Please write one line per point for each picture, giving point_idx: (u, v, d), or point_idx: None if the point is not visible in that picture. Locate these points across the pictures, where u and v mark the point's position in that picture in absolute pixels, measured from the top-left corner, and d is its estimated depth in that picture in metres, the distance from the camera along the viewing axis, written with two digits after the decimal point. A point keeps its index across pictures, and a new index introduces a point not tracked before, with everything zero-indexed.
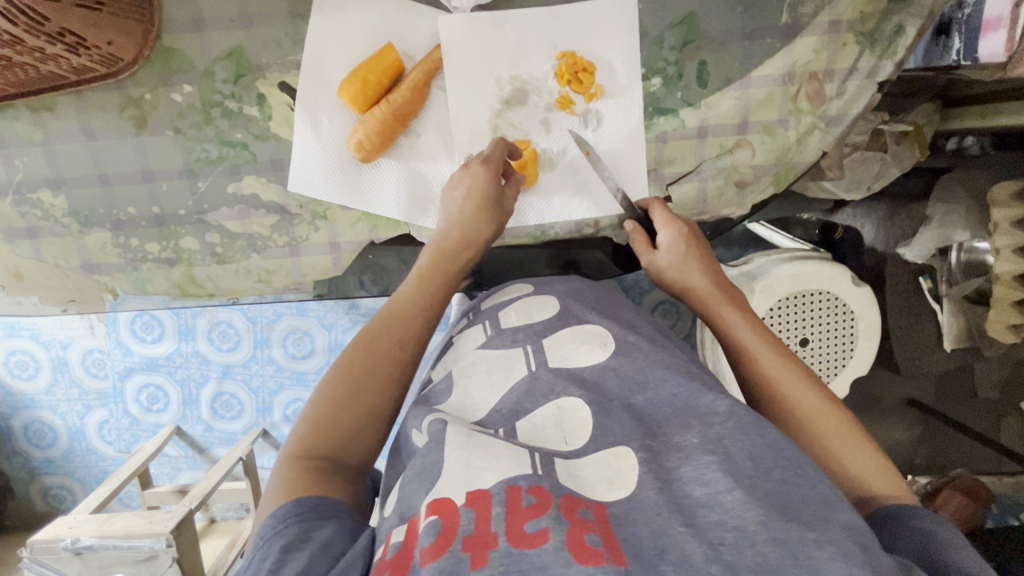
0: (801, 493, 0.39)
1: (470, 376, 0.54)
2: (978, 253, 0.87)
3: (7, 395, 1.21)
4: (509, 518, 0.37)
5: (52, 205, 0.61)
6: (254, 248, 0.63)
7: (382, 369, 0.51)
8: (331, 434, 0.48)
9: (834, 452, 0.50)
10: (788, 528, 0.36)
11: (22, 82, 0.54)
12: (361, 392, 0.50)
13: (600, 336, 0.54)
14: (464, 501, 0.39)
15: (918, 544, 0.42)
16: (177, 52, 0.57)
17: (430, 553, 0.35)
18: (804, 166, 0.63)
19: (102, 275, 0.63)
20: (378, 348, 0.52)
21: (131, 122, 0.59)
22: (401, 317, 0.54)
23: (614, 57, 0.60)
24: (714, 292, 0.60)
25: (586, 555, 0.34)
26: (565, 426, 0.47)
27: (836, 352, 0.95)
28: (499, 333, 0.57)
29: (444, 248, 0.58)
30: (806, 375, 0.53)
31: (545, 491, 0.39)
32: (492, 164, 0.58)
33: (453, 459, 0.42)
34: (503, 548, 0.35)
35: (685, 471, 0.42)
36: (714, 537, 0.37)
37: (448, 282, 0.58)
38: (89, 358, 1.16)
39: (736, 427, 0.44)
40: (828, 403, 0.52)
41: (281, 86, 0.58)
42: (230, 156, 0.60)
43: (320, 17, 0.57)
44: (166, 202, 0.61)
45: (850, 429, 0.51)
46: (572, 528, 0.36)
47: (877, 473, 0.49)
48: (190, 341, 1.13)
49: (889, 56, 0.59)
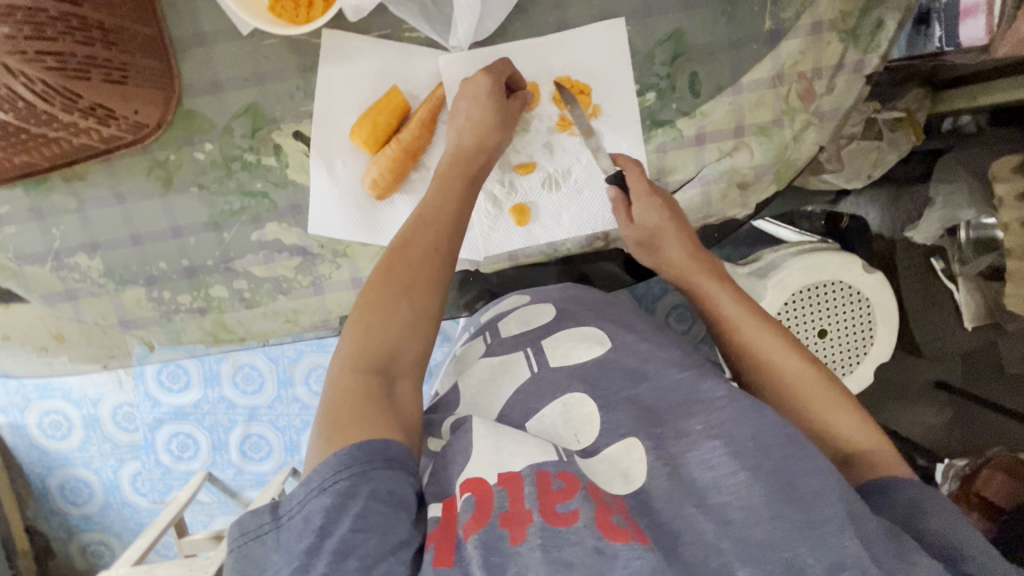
0: (797, 466, 0.44)
1: (478, 386, 0.59)
2: (987, 229, 0.91)
3: (43, 455, 1.24)
4: (542, 498, 0.42)
5: (88, 267, 0.64)
6: (280, 290, 0.65)
7: (426, 278, 0.54)
8: (384, 348, 0.51)
9: (820, 415, 0.57)
10: (788, 510, 0.42)
11: (57, 156, 0.58)
12: (409, 295, 0.53)
13: (597, 338, 0.59)
14: (496, 481, 0.44)
15: (903, 515, 0.48)
16: (197, 113, 0.60)
17: (471, 527, 0.41)
18: (803, 162, 0.64)
19: (139, 329, 0.66)
20: (420, 257, 0.55)
21: (158, 182, 0.62)
22: (437, 235, 0.56)
23: (609, 77, 0.62)
24: (691, 265, 0.65)
25: (615, 533, 0.40)
26: (574, 423, 0.52)
27: (857, 341, 0.96)
28: (499, 341, 0.62)
29: (456, 158, 0.60)
30: (790, 343, 0.61)
31: (571, 475, 0.44)
32: (495, 74, 0.59)
33: (483, 443, 0.47)
34: (538, 523, 0.41)
35: (692, 456, 0.47)
36: (723, 516, 0.42)
37: (468, 187, 0.60)
38: (119, 412, 1.19)
39: (737, 410, 0.48)
40: (815, 369, 0.59)
41: (296, 135, 0.61)
42: (252, 206, 0.63)
43: (327, 68, 0.60)
44: (194, 254, 0.64)
45: (833, 395, 0.57)
46: (599, 508, 0.42)
47: (858, 431, 0.56)
48: (216, 386, 1.16)
49: (873, 50, 0.61)
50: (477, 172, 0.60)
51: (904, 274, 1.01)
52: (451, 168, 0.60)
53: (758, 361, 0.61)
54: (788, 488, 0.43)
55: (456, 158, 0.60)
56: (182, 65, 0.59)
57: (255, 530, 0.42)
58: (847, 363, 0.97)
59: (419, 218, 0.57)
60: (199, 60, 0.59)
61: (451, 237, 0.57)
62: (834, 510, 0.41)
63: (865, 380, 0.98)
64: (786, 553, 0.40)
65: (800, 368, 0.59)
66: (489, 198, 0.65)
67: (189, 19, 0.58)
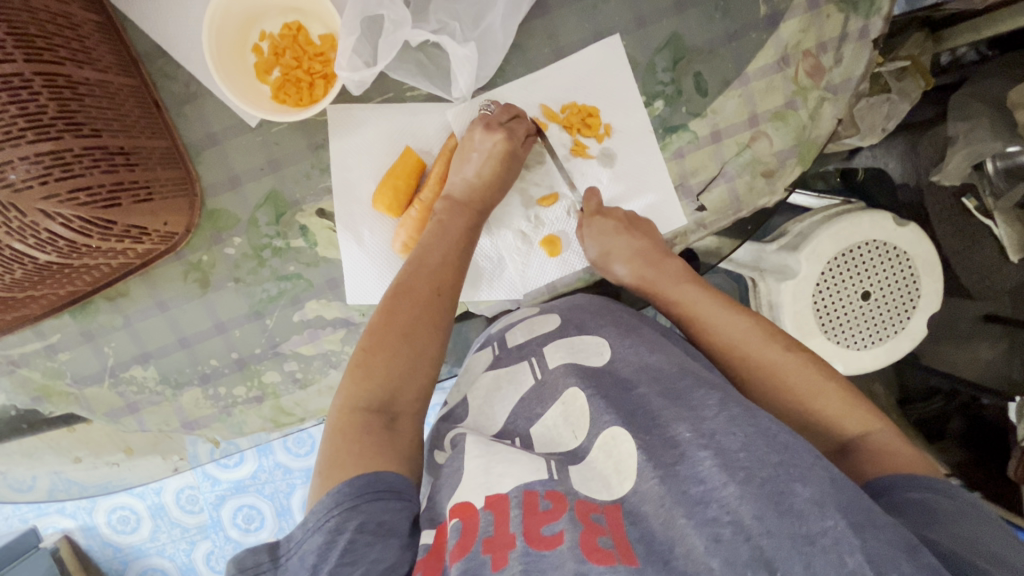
0: (795, 475, 0.45)
1: (484, 397, 0.60)
2: (1014, 157, 0.88)
3: (117, 551, 1.27)
4: (526, 521, 0.44)
5: (144, 377, 0.65)
6: (330, 364, 0.66)
7: (426, 318, 0.55)
8: (383, 384, 0.52)
9: (806, 402, 0.59)
10: (781, 524, 0.42)
11: (98, 279, 0.59)
12: (409, 337, 0.54)
13: (595, 348, 0.60)
14: (483, 504, 0.46)
15: (915, 515, 0.47)
16: (223, 212, 0.62)
17: (456, 554, 0.43)
18: (825, 139, 0.62)
19: (202, 428, 0.67)
20: (415, 296, 0.56)
21: (196, 284, 0.63)
22: (432, 276, 0.57)
23: (615, 94, 0.62)
24: (655, 276, 0.66)
25: (598, 555, 0.42)
26: (572, 418, 0.54)
27: (904, 294, 0.94)
28: (506, 350, 0.63)
29: (454, 198, 0.62)
30: (760, 335, 0.62)
31: (560, 494, 0.47)
32: (516, 138, 0.61)
33: (473, 467, 0.49)
34: (520, 548, 0.43)
35: (681, 469, 0.47)
36: (712, 532, 0.43)
37: (467, 229, 0.61)
38: (182, 497, 1.21)
39: (726, 420, 0.49)
40: (788, 354, 0.61)
41: (319, 212, 0.62)
42: (289, 289, 0.64)
43: (337, 141, 0.61)
44: (242, 345, 0.65)
45: (814, 377, 0.59)
46: (584, 530, 0.44)
47: (848, 413, 0.58)
48: (270, 455, 1.17)
49: (876, 13, 0.60)
50: (470, 212, 0.62)
51: (937, 219, 1.00)
52: (446, 212, 0.62)
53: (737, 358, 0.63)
54: (781, 503, 0.44)
55: (448, 200, 0.63)
56: (201, 168, 0.61)
57: (253, 568, 0.43)
58: (899, 319, 0.94)
59: (414, 259, 0.59)
60: (214, 160, 0.61)
61: (448, 274, 0.58)
62: (834, 521, 0.43)
63: (918, 332, 0.96)
64: (776, 570, 0.41)
65: (775, 357, 0.61)
66: (517, 235, 0.66)
67: (199, 123, 0.60)
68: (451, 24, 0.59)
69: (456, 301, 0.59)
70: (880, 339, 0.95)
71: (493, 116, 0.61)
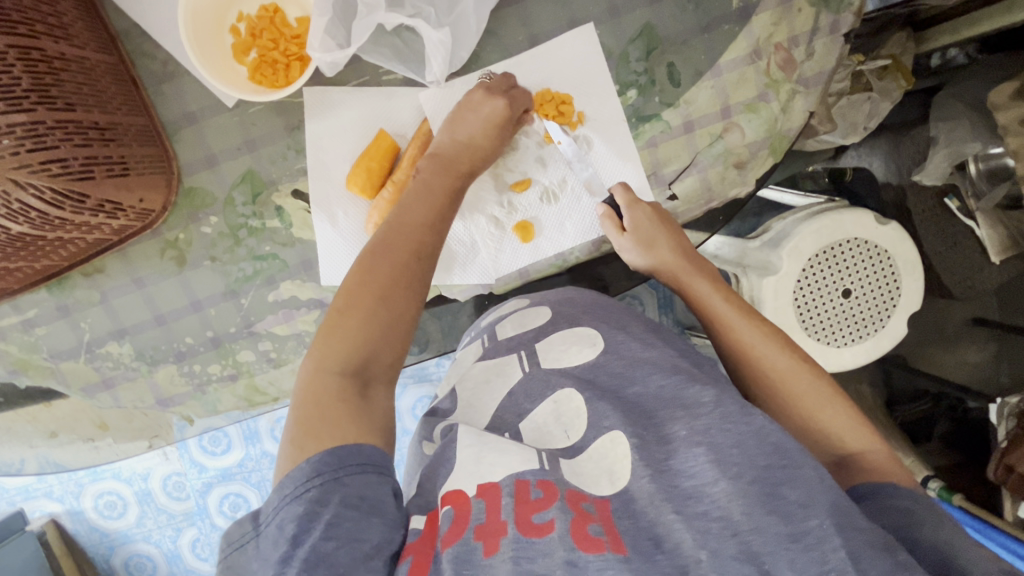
0: (785, 479, 0.46)
1: (473, 390, 0.60)
2: (996, 158, 0.88)
3: (103, 536, 1.28)
4: (518, 509, 0.44)
5: (120, 354, 0.66)
6: (304, 345, 0.67)
7: (403, 280, 0.55)
8: (358, 349, 0.51)
9: (811, 412, 0.59)
10: (769, 522, 0.43)
11: (76, 253, 0.60)
12: (386, 301, 0.53)
13: (590, 337, 0.60)
14: (475, 492, 0.46)
15: (899, 520, 0.49)
16: (199, 190, 0.63)
17: (448, 539, 0.43)
18: (796, 131, 0.63)
19: (177, 406, 0.68)
20: (395, 259, 0.55)
21: (173, 262, 0.64)
22: (413, 240, 0.57)
23: (587, 83, 0.63)
24: (683, 268, 0.67)
25: (588, 544, 0.42)
26: (564, 419, 0.54)
27: (884, 293, 0.94)
28: (495, 343, 0.64)
29: (439, 156, 0.61)
30: (776, 342, 0.61)
31: (552, 484, 0.46)
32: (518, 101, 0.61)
33: (465, 455, 0.50)
34: (512, 535, 0.43)
35: (673, 463, 0.48)
36: (701, 526, 0.44)
37: (450, 190, 0.61)
38: (170, 483, 1.22)
39: (722, 417, 0.50)
40: (804, 367, 0.60)
41: (294, 193, 0.63)
42: (264, 268, 0.64)
43: (313, 123, 0.62)
44: (218, 324, 0.66)
45: (824, 391, 0.59)
46: (575, 518, 0.44)
47: (850, 431, 0.58)
48: (257, 443, 1.18)
49: (847, 8, 0.60)
50: (457, 173, 0.61)
51: (918, 218, 0.99)
52: (430, 171, 0.61)
53: (748, 361, 0.62)
54: (773, 499, 0.45)
55: (433, 160, 0.61)
56: (178, 148, 0.62)
57: (239, 540, 0.45)
58: (879, 318, 0.95)
59: (392, 220, 0.58)
60: (192, 139, 0.62)
61: (427, 239, 0.57)
62: (821, 520, 0.44)
63: (899, 332, 0.96)
64: (763, 564, 0.42)
65: (791, 366, 0.60)
66: (491, 220, 0.66)
67: (177, 102, 0.61)
68: (426, 10, 0.60)
69: (434, 265, 0.58)
70: (861, 337, 0.96)
71: (494, 83, 0.61)
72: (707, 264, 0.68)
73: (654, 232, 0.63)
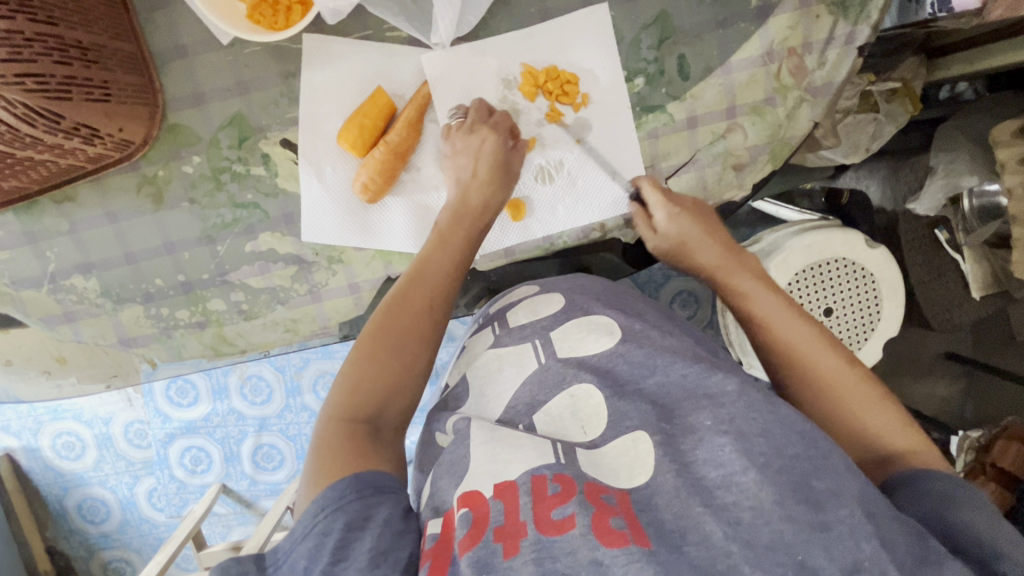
0: (812, 468, 0.44)
1: (484, 379, 0.60)
2: (990, 197, 0.87)
3: (58, 476, 1.26)
4: (536, 507, 0.43)
5: (85, 288, 0.64)
6: (278, 300, 0.65)
7: (418, 331, 0.55)
8: (371, 398, 0.51)
9: (852, 411, 0.54)
10: (801, 510, 0.41)
11: (46, 177, 0.57)
12: (400, 350, 0.54)
13: (605, 326, 0.59)
14: (492, 493, 0.45)
15: (932, 506, 0.46)
16: (184, 128, 0.60)
17: (466, 544, 0.41)
18: (798, 141, 0.62)
19: (139, 347, 0.66)
20: (411, 307, 0.56)
21: (149, 199, 0.62)
22: (430, 287, 0.57)
23: (595, 66, 0.61)
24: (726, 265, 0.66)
25: (612, 538, 0.40)
26: (581, 415, 0.53)
27: (864, 317, 0.94)
28: (508, 331, 0.63)
29: (462, 207, 0.62)
30: (820, 338, 0.58)
31: (568, 478, 0.45)
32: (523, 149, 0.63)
33: (479, 454, 0.48)
34: (532, 536, 0.41)
35: (699, 453, 0.46)
36: (730, 517, 0.42)
37: (469, 241, 0.61)
38: (131, 430, 1.20)
39: (746, 405, 0.48)
40: (846, 364, 0.56)
41: (283, 142, 0.61)
42: (244, 217, 0.62)
43: (309, 72, 0.60)
44: (190, 268, 0.64)
45: (867, 391, 0.55)
46: (596, 512, 0.42)
47: (896, 430, 0.53)
48: (225, 399, 1.16)
49: (864, 20, 0.59)
50: (470, 220, 0.61)
51: (907, 247, 1.00)
52: (447, 220, 0.61)
53: (789, 357, 0.58)
54: (802, 486, 0.43)
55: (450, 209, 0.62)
56: (166, 79, 0.59)
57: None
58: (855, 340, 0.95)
59: (413, 268, 0.59)
60: (181, 73, 0.59)
61: (442, 286, 0.58)
62: (850, 512, 0.41)
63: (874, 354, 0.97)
64: (798, 555, 0.39)
65: (833, 364, 0.56)
66: None
67: (169, 32, 0.59)
68: None
69: (449, 315, 0.59)
70: None
71: (498, 121, 0.62)
72: (751, 260, 0.67)
73: (681, 230, 0.64)
